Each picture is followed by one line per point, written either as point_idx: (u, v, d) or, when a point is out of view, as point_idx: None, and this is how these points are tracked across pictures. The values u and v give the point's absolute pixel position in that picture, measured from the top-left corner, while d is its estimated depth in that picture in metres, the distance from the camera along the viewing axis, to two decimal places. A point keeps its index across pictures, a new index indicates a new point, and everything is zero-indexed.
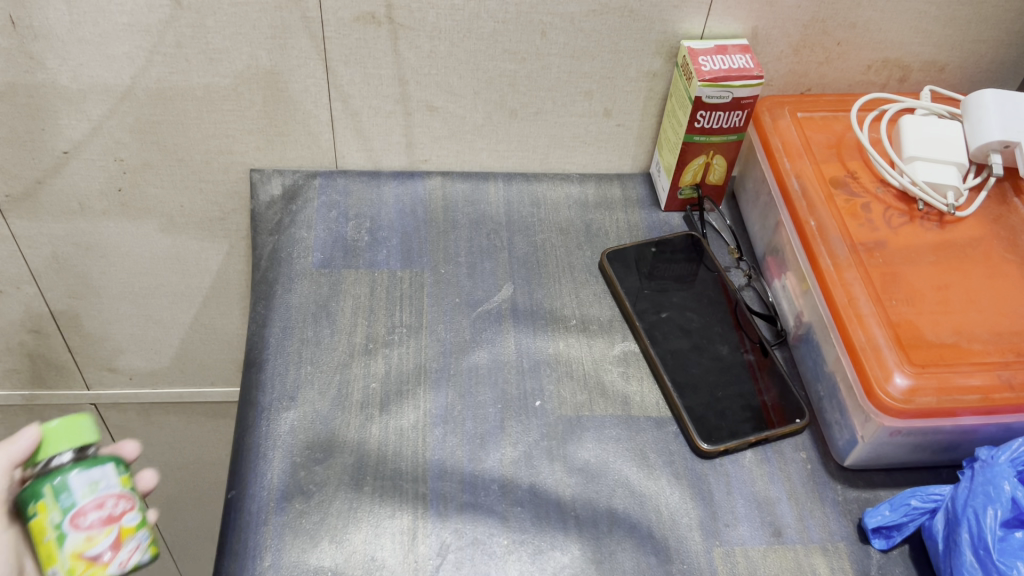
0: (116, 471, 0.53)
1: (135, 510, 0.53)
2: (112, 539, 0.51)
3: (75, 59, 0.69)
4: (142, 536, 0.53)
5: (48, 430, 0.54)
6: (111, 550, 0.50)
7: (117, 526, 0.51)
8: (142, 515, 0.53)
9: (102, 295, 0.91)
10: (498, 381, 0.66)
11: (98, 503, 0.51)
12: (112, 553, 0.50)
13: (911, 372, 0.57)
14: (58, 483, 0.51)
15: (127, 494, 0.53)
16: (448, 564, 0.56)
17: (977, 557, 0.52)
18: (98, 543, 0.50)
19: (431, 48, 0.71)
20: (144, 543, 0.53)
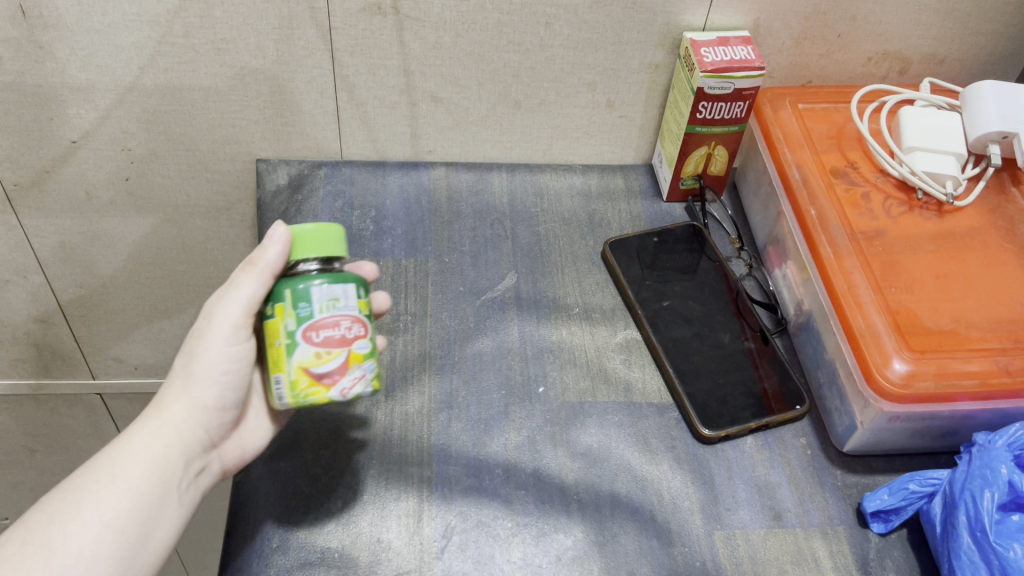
0: (355, 293, 0.53)
1: (367, 339, 0.52)
2: (339, 363, 0.51)
3: (84, 48, 0.70)
4: (370, 364, 0.52)
5: (301, 234, 0.54)
6: (337, 373, 0.51)
7: (349, 350, 0.51)
8: (372, 348, 0.53)
9: (108, 285, 0.92)
10: (502, 367, 0.67)
11: (337, 323, 0.51)
12: (338, 377, 0.51)
13: (910, 357, 0.58)
14: (301, 290, 0.51)
15: (361, 318, 0.52)
16: (453, 546, 0.57)
17: (973, 539, 0.53)
18: (327, 362, 0.50)
19: (437, 39, 0.71)
20: (370, 371, 0.52)
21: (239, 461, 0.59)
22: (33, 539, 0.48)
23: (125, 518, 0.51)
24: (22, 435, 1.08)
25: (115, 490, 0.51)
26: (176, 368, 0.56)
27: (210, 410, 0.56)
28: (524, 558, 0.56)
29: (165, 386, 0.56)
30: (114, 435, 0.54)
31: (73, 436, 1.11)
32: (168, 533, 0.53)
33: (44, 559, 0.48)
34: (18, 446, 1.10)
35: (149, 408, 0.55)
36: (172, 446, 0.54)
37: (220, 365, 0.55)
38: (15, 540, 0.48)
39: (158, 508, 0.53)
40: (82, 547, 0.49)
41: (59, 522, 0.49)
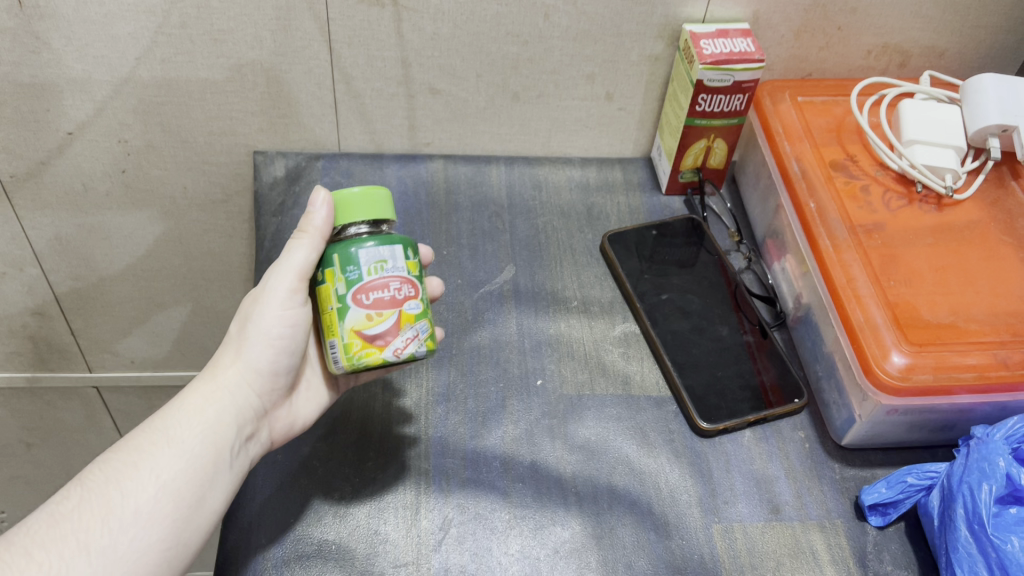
0: (404, 255, 0.55)
1: (418, 300, 0.54)
2: (389, 325, 0.53)
3: (81, 38, 0.69)
4: (421, 323, 0.54)
5: (348, 198, 0.55)
6: (387, 334, 0.53)
7: (399, 311, 0.53)
8: (422, 308, 0.55)
9: (105, 278, 0.92)
10: (500, 360, 0.67)
11: (388, 285, 0.53)
12: (390, 338, 0.53)
13: (908, 350, 0.58)
14: (350, 254, 0.54)
15: (411, 279, 0.55)
16: (450, 539, 0.56)
17: (971, 532, 0.53)
18: (377, 325, 0.53)
19: (435, 30, 0.71)
20: (422, 331, 0.54)
21: (289, 435, 0.60)
22: (91, 496, 0.49)
23: (181, 479, 0.52)
24: (18, 428, 1.08)
25: (171, 450, 0.52)
26: (234, 337, 0.58)
27: (264, 375, 0.58)
28: (521, 551, 0.56)
29: (223, 354, 0.58)
30: (172, 399, 0.56)
31: (70, 429, 1.10)
32: (220, 498, 0.53)
33: (102, 514, 0.49)
34: (14, 440, 1.10)
35: (207, 373, 0.57)
36: (227, 409, 0.55)
37: (274, 329, 0.57)
38: (74, 496, 0.49)
39: (212, 472, 0.53)
40: (139, 503, 0.50)
41: (117, 481, 0.50)
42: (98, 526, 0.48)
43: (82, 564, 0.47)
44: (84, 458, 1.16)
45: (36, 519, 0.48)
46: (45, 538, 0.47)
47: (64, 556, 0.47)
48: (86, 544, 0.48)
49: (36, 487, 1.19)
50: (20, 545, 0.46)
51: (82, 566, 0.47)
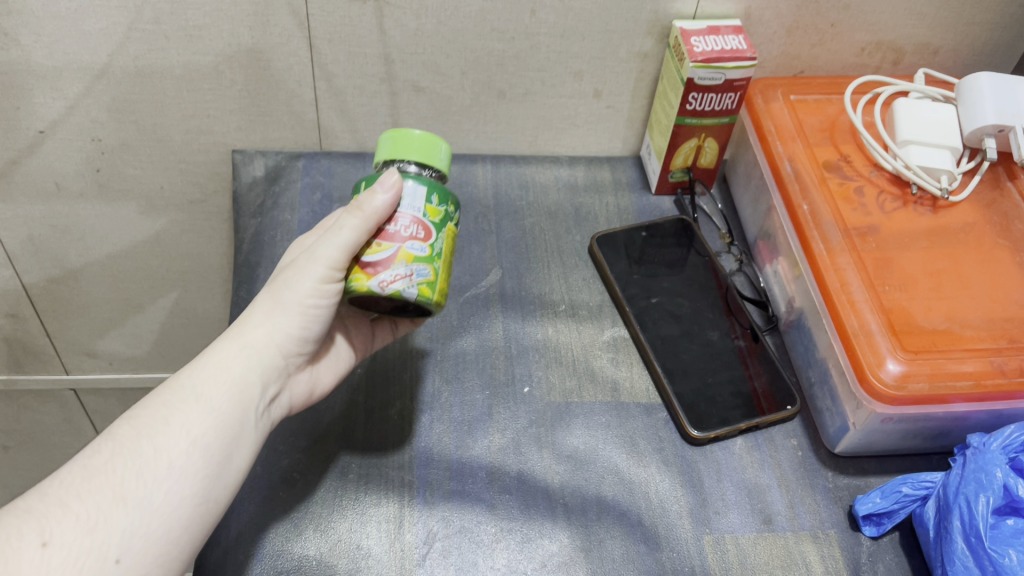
0: (424, 197, 0.53)
1: (424, 243, 0.52)
2: (387, 256, 0.51)
3: (50, 35, 0.67)
4: (421, 267, 0.51)
5: (406, 137, 0.54)
6: (381, 264, 0.51)
7: (400, 247, 0.51)
8: (428, 254, 0.52)
9: (81, 279, 0.89)
10: (486, 368, 0.65)
11: (397, 220, 0.52)
12: (381, 267, 0.51)
13: (904, 358, 0.57)
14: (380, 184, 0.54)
15: (424, 221, 0.52)
16: (435, 553, 0.54)
17: (968, 544, 0.52)
18: (376, 253, 0.51)
19: (418, 26, 0.69)
20: (419, 273, 0.51)
21: (306, 401, 0.58)
22: (124, 449, 0.47)
23: (211, 435, 0.49)
24: None
25: (199, 406, 0.49)
26: (263, 296, 0.55)
27: (293, 340, 0.55)
28: (508, 565, 0.54)
29: (250, 312, 0.54)
30: (197, 353, 0.53)
31: (47, 432, 1.08)
32: (246, 455, 0.51)
33: (135, 467, 0.46)
34: None
35: (234, 329, 0.54)
36: (253, 369, 0.52)
37: (309, 299, 0.53)
38: (105, 449, 0.47)
39: (240, 428, 0.51)
40: (171, 457, 0.47)
41: (149, 434, 0.47)
42: (133, 479, 0.46)
43: (119, 516, 0.45)
44: (62, 460, 1.14)
45: (68, 471, 0.46)
46: (79, 489, 0.45)
47: (100, 507, 0.44)
48: (121, 496, 0.45)
49: (14, 491, 1.16)
50: (55, 497, 0.44)
51: (119, 518, 0.45)
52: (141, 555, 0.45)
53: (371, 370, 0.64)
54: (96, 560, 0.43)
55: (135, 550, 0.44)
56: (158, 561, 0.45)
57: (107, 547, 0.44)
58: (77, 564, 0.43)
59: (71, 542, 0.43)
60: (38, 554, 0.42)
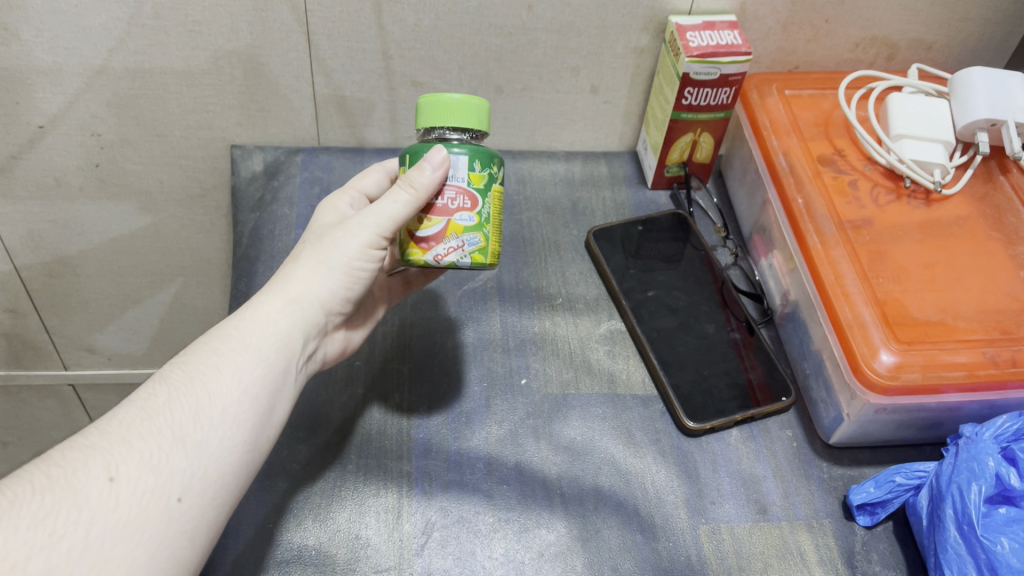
0: (467, 165, 0.52)
1: (472, 212, 0.53)
2: (437, 230, 0.52)
3: (51, 30, 0.67)
4: (472, 236, 0.53)
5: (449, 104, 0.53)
6: (434, 239, 0.52)
7: (449, 220, 0.52)
8: (477, 224, 0.53)
9: (80, 275, 0.89)
10: (485, 360, 0.66)
11: (444, 193, 0.52)
12: (434, 243, 0.52)
13: (897, 349, 0.57)
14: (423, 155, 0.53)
15: (469, 191, 0.52)
16: (433, 543, 0.55)
17: (960, 532, 0.52)
18: (427, 228, 0.53)
19: (416, 21, 0.70)
20: (470, 244, 0.53)
21: (337, 355, 0.60)
22: (180, 393, 0.47)
23: (260, 385, 0.49)
24: None
25: (249, 357, 0.50)
26: (306, 255, 0.55)
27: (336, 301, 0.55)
28: (505, 554, 0.55)
29: (293, 269, 0.54)
30: (240, 307, 0.52)
31: (46, 427, 1.09)
32: (285, 408, 0.51)
33: (192, 411, 0.46)
34: None
35: (278, 285, 0.54)
36: (299, 326, 0.52)
37: (356, 261, 0.55)
38: (162, 393, 0.46)
39: (284, 381, 0.51)
40: (225, 405, 0.47)
41: (202, 380, 0.47)
42: (190, 422, 0.46)
43: (180, 457, 0.44)
44: None
45: (124, 412, 0.45)
46: (139, 428, 0.44)
47: (162, 447, 0.44)
48: (181, 437, 0.45)
49: None
50: (117, 435, 0.44)
51: (180, 459, 0.44)
52: (200, 496, 0.44)
53: (369, 363, 0.65)
54: (160, 498, 0.43)
55: (195, 490, 0.44)
56: (214, 503, 0.45)
57: (170, 485, 0.43)
58: (142, 500, 0.42)
59: (137, 478, 0.42)
60: (106, 488, 0.41)
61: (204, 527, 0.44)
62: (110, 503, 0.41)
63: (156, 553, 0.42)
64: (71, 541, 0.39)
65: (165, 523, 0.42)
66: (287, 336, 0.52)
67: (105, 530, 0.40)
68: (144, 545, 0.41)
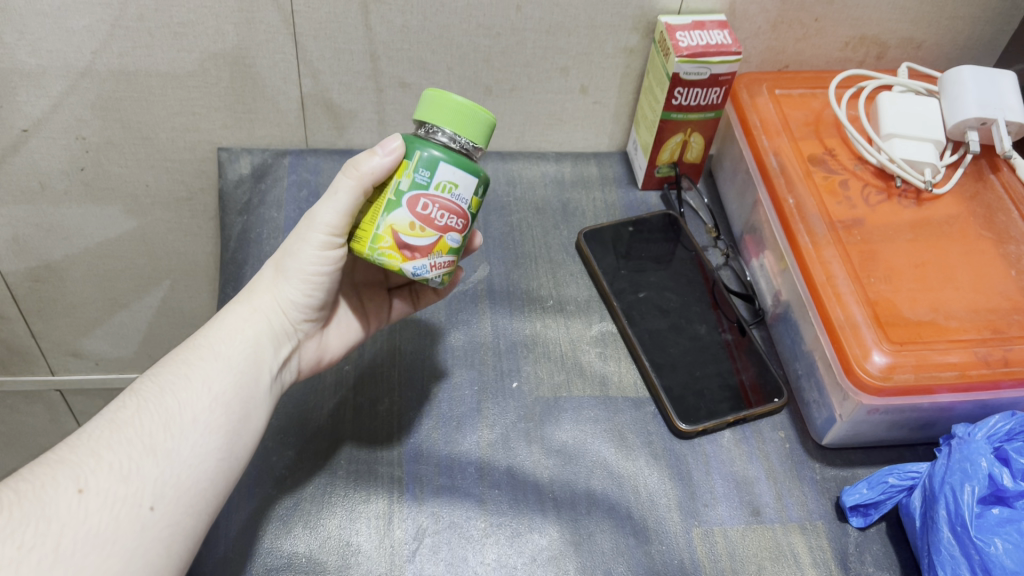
0: None
1: None
2: None
3: (34, 32, 0.66)
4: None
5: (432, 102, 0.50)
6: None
7: None
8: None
9: (67, 279, 0.88)
10: (475, 363, 0.65)
11: None
12: None
13: (889, 350, 0.57)
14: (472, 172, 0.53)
15: None
16: (424, 549, 0.54)
17: (954, 533, 0.52)
18: None
19: (404, 22, 0.69)
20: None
21: (316, 366, 0.60)
22: (148, 403, 0.47)
23: (233, 392, 0.50)
24: None
25: (217, 365, 0.51)
26: (272, 266, 0.56)
27: (298, 307, 0.55)
28: (498, 560, 0.54)
29: (259, 280, 0.56)
30: (210, 318, 0.54)
31: (34, 432, 1.08)
32: (263, 417, 0.52)
33: (162, 420, 0.47)
34: None
35: (245, 295, 0.55)
36: (265, 334, 0.54)
37: (312, 266, 0.54)
38: (132, 404, 0.47)
39: (257, 389, 0.51)
40: (196, 413, 0.48)
41: (172, 390, 0.48)
42: (160, 432, 0.46)
43: (151, 465, 0.45)
44: None
45: (94, 426, 0.46)
46: (109, 440, 0.45)
47: (131, 457, 0.45)
48: (151, 447, 0.45)
49: None
50: (87, 447, 0.44)
51: (150, 467, 0.45)
52: (174, 504, 0.44)
53: (360, 367, 0.64)
54: (131, 507, 0.43)
55: (168, 499, 0.44)
56: (189, 511, 0.45)
57: (141, 495, 0.43)
58: (113, 509, 0.42)
59: (107, 488, 0.43)
60: (75, 499, 0.42)
61: (181, 535, 0.44)
62: (80, 514, 0.41)
63: (129, 563, 0.42)
64: (40, 554, 0.39)
65: (138, 532, 0.42)
66: (257, 347, 0.53)
67: (76, 540, 0.40)
68: (117, 554, 0.41)
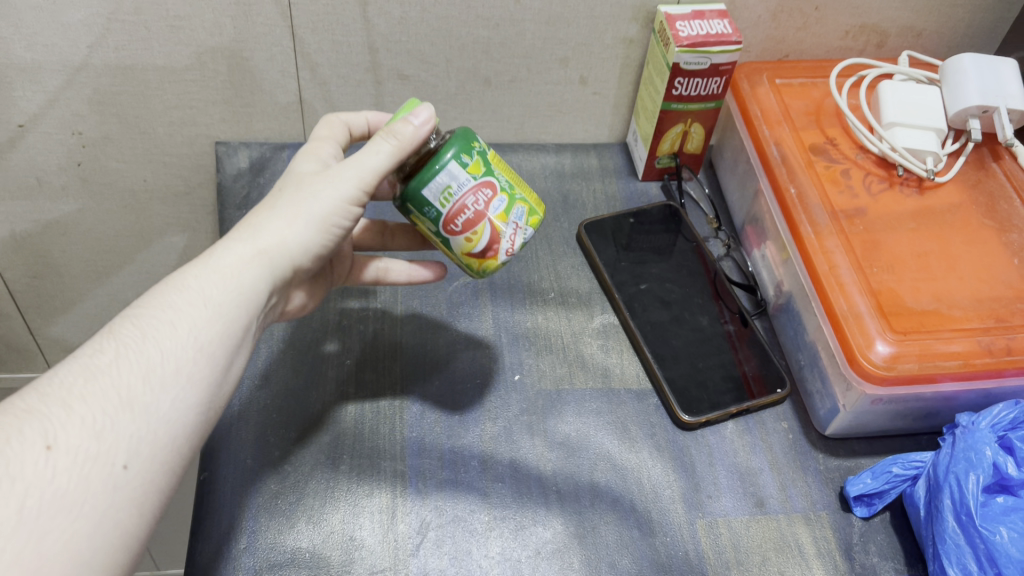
0: (459, 166, 0.50)
1: (497, 197, 0.52)
2: (489, 236, 0.52)
3: (29, 27, 0.65)
4: (517, 211, 0.53)
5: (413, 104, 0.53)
6: (496, 243, 0.53)
7: (489, 220, 0.52)
8: (517, 196, 0.54)
9: (64, 275, 0.88)
10: (477, 357, 0.65)
11: (469, 203, 0.51)
12: (497, 244, 0.53)
13: (893, 339, 0.57)
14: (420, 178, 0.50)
15: (476, 186, 0.51)
16: (428, 543, 0.54)
17: (958, 522, 0.52)
18: (481, 241, 0.52)
19: (402, 14, 0.68)
20: (524, 220, 0.54)
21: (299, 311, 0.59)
22: (128, 350, 0.44)
23: (218, 343, 0.47)
24: None
25: (206, 313, 0.47)
26: (282, 203, 0.52)
27: (309, 255, 0.53)
28: (502, 553, 0.54)
29: (267, 217, 0.51)
30: (204, 255, 0.49)
31: None
32: (241, 364, 0.50)
33: (142, 371, 0.44)
34: None
35: (247, 233, 0.51)
36: (266, 281, 0.50)
37: (336, 216, 0.53)
38: (110, 348, 0.44)
39: (241, 337, 0.49)
40: (178, 364, 0.45)
41: (154, 338, 0.45)
42: (140, 384, 0.44)
43: (126, 422, 0.42)
44: None
45: (67, 371, 0.43)
46: (83, 391, 0.42)
47: (107, 411, 0.42)
48: (129, 401, 0.43)
49: None
50: (57, 397, 0.42)
51: (126, 425, 0.42)
52: (147, 462, 0.43)
53: (361, 360, 0.64)
54: (102, 465, 0.41)
55: (142, 457, 0.42)
56: (162, 468, 0.43)
57: (114, 452, 0.41)
58: (84, 468, 0.40)
59: (77, 446, 0.40)
60: (43, 457, 0.39)
61: (153, 493, 0.43)
62: (47, 474, 0.39)
63: (99, 524, 0.40)
64: (3, 517, 0.37)
65: (110, 492, 0.41)
66: (252, 292, 0.49)
67: (42, 501, 0.38)
68: (85, 517, 0.40)
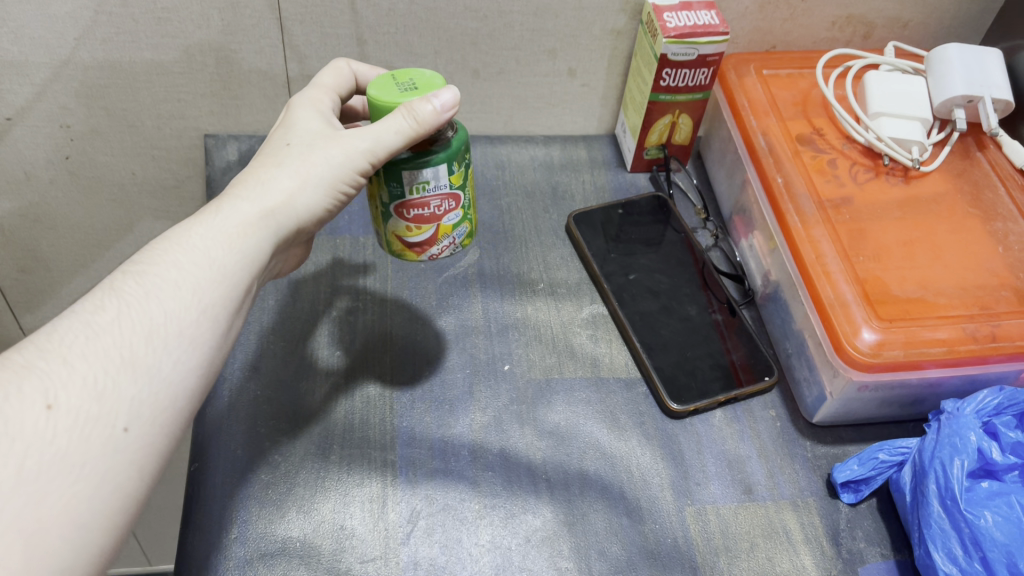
0: (447, 173, 0.55)
1: (456, 210, 0.59)
2: (428, 233, 0.59)
3: (16, 19, 0.65)
4: (460, 229, 0.61)
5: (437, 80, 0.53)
6: (428, 243, 0.60)
7: (438, 223, 0.59)
8: (466, 216, 0.60)
9: (52, 269, 0.88)
10: (467, 347, 0.65)
11: (432, 204, 0.56)
12: (427, 246, 0.60)
13: (878, 327, 0.57)
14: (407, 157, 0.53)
15: (449, 194, 0.56)
16: (419, 531, 0.54)
17: (943, 507, 0.53)
18: (419, 236, 0.59)
19: (390, 5, 0.68)
20: (459, 238, 0.62)
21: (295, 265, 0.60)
22: (130, 310, 0.44)
23: (220, 307, 0.47)
24: None
25: (210, 275, 0.47)
26: (290, 161, 0.52)
27: (315, 215, 0.53)
28: (492, 541, 0.54)
29: (275, 175, 0.51)
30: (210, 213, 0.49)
31: None
32: (238, 328, 0.50)
33: (145, 331, 0.44)
34: None
35: (253, 191, 0.51)
36: (269, 241, 0.51)
37: (343, 180, 0.53)
38: (112, 308, 0.44)
39: (241, 300, 0.49)
40: (181, 327, 0.45)
41: (157, 298, 0.45)
42: (142, 344, 0.44)
43: (128, 383, 0.42)
44: None
45: (69, 329, 0.43)
46: (84, 349, 0.42)
47: (108, 371, 0.42)
48: (131, 361, 0.43)
49: None
50: (57, 354, 0.42)
51: (128, 386, 0.42)
52: (149, 425, 0.43)
53: (351, 350, 0.64)
54: (103, 427, 0.41)
55: (143, 420, 0.42)
56: (163, 432, 0.43)
57: (116, 414, 0.41)
58: (84, 429, 0.40)
59: (78, 406, 0.40)
60: (43, 416, 0.39)
61: (153, 456, 0.43)
62: (48, 434, 0.39)
63: (98, 487, 0.40)
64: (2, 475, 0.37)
65: (111, 454, 0.41)
66: (254, 254, 0.49)
67: (43, 462, 0.38)
68: (86, 479, 0.40)
